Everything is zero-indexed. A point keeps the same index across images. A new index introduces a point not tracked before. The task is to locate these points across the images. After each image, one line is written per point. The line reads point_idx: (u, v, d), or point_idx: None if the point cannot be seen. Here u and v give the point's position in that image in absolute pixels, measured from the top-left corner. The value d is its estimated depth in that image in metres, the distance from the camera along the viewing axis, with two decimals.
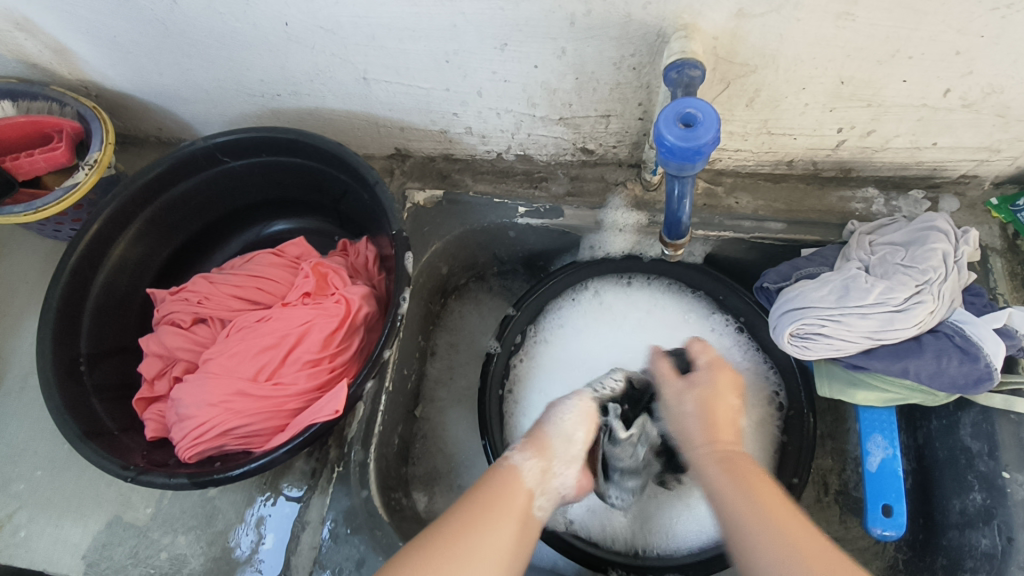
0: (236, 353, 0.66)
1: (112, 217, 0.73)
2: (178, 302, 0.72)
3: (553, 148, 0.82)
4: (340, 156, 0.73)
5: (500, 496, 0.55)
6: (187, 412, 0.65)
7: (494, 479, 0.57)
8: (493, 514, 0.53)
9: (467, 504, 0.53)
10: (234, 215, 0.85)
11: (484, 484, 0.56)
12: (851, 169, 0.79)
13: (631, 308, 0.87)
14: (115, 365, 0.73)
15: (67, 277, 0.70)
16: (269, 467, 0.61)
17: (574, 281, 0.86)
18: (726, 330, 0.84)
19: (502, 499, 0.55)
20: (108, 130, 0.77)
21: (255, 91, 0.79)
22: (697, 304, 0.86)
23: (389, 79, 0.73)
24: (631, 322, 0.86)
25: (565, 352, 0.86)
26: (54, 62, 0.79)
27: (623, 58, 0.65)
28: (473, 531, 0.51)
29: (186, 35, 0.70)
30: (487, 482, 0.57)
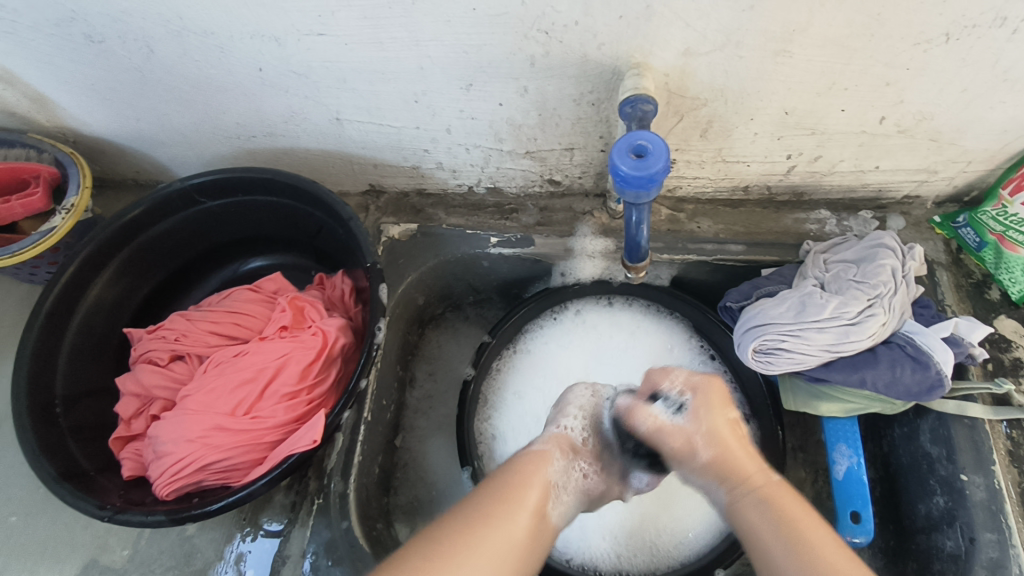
0: (214, 388, 0.67)
1: (88, 260, 0.74)
2: (156, 340, 0.73)
3: (522, 181, 0.86)
4: (314, 193, 0.76)
5: (522, 488, 0.58)
6: (165, 449, 0.65)
7: (500, 481, 0.59)
8: (501, 510, 0.56)
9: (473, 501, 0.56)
10: (212, 254, 0.86)
11: (501, 480, 0.59)
12: (804, 192, 0.83)
13: (613, 329, 0.89)
14: (93, 405, 0.73)
15: (43, 319, 0.70)
16: (248, 500, 0.62)
17: (549, 305, 0.89)
18: (702, 352, 0.87)
19: (508, 500, 0.57)
20: (85, 175, 0.79)
21: (230, 133, 0.81)
22: (673, 329, 0.89)
23: (361, 119, 0.76)
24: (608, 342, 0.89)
25: (545, 369, 0.89)
26: (30, 109, 0.80)
27: (582, 94, 0.69)
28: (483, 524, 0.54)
29: (161, 81, 0.73)
30: (492, 484, 0.59)
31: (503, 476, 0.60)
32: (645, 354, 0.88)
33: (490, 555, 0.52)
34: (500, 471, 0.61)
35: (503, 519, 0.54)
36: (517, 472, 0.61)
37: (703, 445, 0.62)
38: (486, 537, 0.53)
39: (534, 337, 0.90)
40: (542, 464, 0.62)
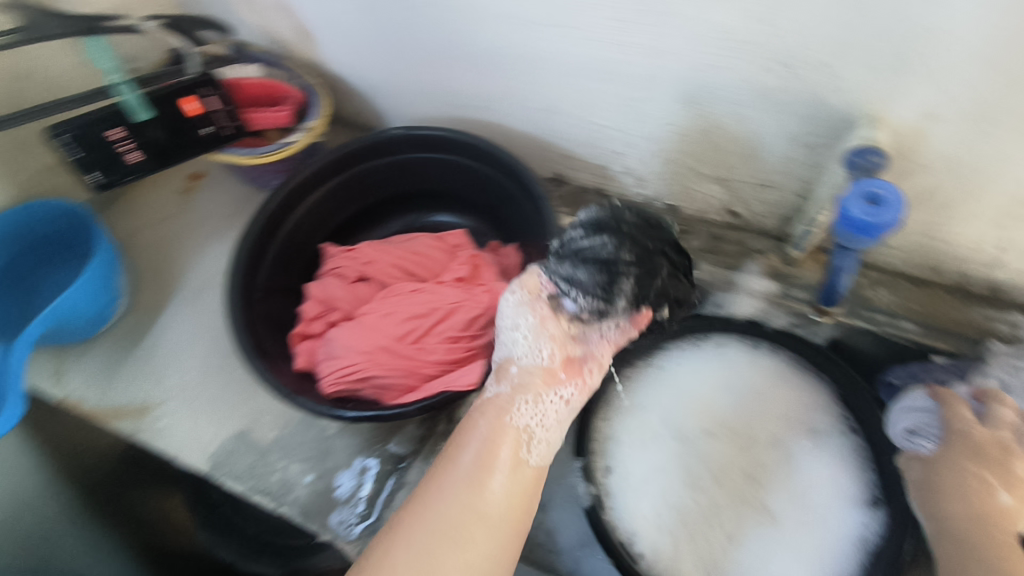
0: (389, 313, 0.75)
1: (310, 177, 0.84)
2: (348, 259, 0.82)
3: (703, 205, 0.88)
4: (513, 168, 0.81)
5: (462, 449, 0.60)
6: (337, 352, 0.73)
7: (461, 451, 0.60)
8: (471, 485, 0.57)
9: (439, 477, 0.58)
10: (402, 200, 0.95)
11: (458, 447, 0.61)
12: (1001, 290, 0.79)
13: (751, 371, 0.88)
14: (281, 301, 0.83)
15: (265, 216, 0.81)
16: (399, 419, 0.67)
17: (696, 329, 0.89)
18: (843, 421, 0.84)
19: (464, 473, 0.58)
20: (326, 105, 0.90)
21: (449, 98, 0.89)
22: (816, 389, 0.86)
23: (574, 111, 0.81)
24: (744, 382, 0.88)
25: (674, 391, 0.89)
26: (295, 40, 0.92)
27: (801, 134, 0.69)
28: (449, 504, 0.56)
29: (411, 40, 0.82)
30: (459, 453, 0.60)
31: (457, 446, 0.61)
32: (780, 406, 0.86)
33: (477, 542, 0.54)
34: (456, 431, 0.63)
35: (475, 494, 0.57)
36: (462, 436, 0.62)
37: (968, 454, 0.63)
38: (461, 519, 0.55)
39: (671, 356, 0.90)
40: (503, 416, 0.63)
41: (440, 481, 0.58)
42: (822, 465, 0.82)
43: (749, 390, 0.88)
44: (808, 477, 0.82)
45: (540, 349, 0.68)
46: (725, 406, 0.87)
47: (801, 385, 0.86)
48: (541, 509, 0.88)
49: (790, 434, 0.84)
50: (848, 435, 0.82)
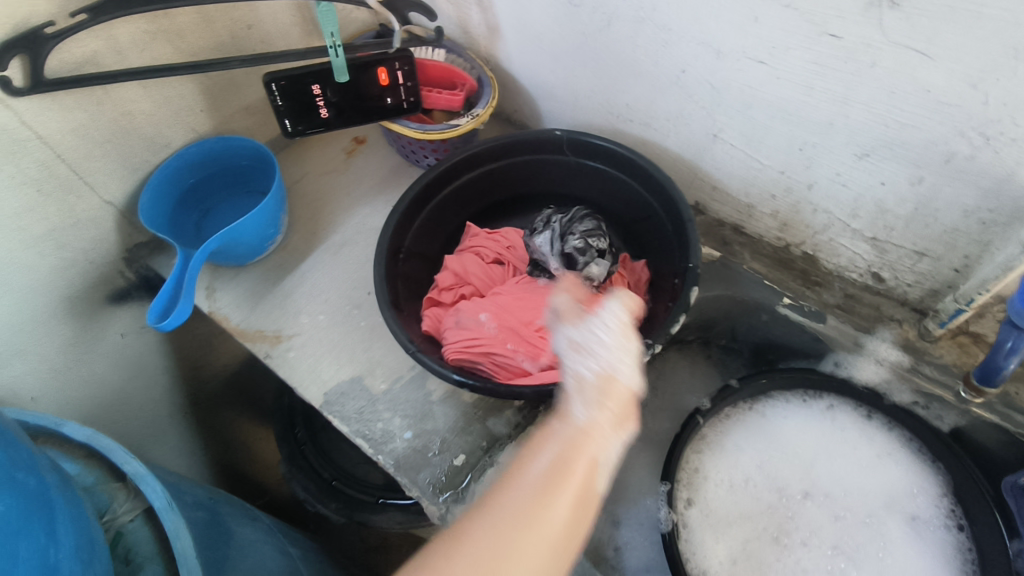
0: (521, 299, 0.78)
1: (470, 158, 0.89)
2: (488, 240, 0.86)
3: (845, 261, 0.86)
4: (665, 188, 0.83)
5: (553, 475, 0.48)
6: (466, 324, 0.77)
7: (534, 451, 0.51)
8: (538, 495, 0.46)
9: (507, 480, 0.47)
10: (542, 198, 0.99)
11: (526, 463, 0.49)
12: None
13: (859, 440, 0.87)
14: (418, 266, 0.89)
15: (424, 185, 0.86)
16: (512, 397, 0.70)
17: (808, 385, 0.88)
18: (949, 516, 0.80)
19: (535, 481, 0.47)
20: (494, 98, 0.95)
21: (614, 111, 0.93)
22: (927, 477, 0.82)
23: (737, 144, 0.83)
24: (847, 453, 0.86)
25: (772, 443, 0.88)
26: (480, 33, 0.99)
27: (977, 209, 0.68)
28: (511, 517, 0.44)
29: (593, 51, 0.86)
30: (535, 456, 0.50)
31: (536, 447, 0.52)
32: (882, 484, 0.84)
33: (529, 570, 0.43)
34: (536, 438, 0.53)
35: (538, 517, 0.45)
36: (567, 460, 0.51)
37: None
38: (518, 545, 0.43)
39: (777, 407, 0.90)
40: (583, 442, 0.52)
41: (506, 490, 0.47)
42: (917, 557, 0.79)
43: (852, 461, 0.86)
44: (902, 566, 0.79)
45: (608, 331, 0.59)
46: (824, 470, 0.86)
47: (908, 467, 0.83)
48: (613, 524, 0.89)
49: (888, 516, 0.82)
50: (953, 531, 0.79)
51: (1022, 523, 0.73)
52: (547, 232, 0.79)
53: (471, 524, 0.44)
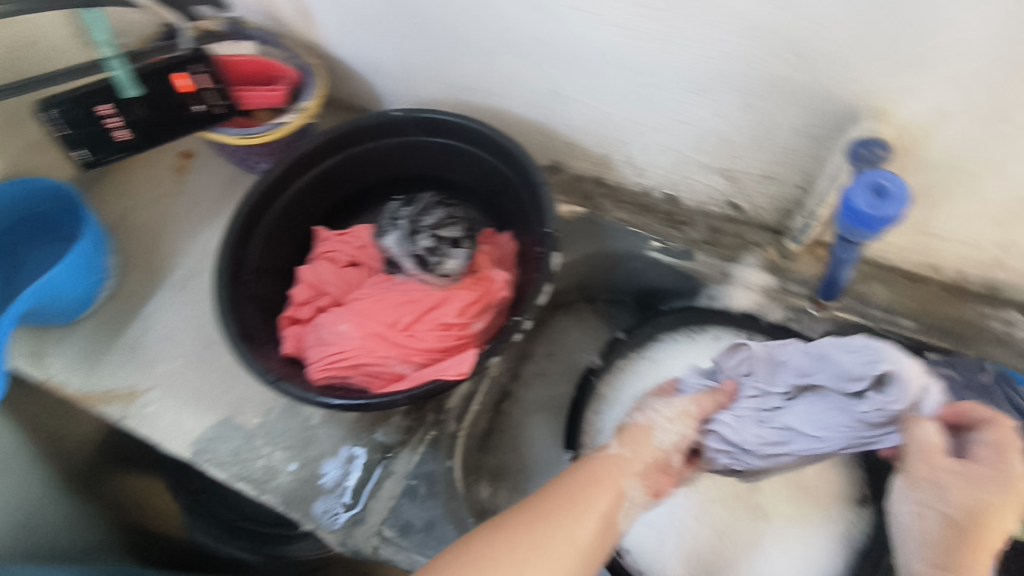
0: (382, 300, 0.72)
1: (305, 155, 0.81)
2: (340, 243, 0.80)
3: (703, 196, 0.86)
4: (515, 155, 0.79)
5: (584, 489, 0.61)
6: (327, 338, 0.71)
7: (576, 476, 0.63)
8: (576, 505, 0.59)
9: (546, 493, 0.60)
10: (396, 184, 0.92)
11: (568, 478, 0.62)
12: (998, 289, 0.78)
13: None
14: (271, 284, 0.81)
15: (258, 196, 0.78)
16: (388, 407, 0.66)
17: (690, 322, 0.90)
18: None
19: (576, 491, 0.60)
20: (321, 86, 0.87)
21: (453, 81, 0.87)
22: None
23: (579, 97, 0.80)
24: None
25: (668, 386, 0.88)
26: (292, 17, 0.89)
27: (807, 126, 0.68)
28: (550, 517, 0.57)
29: (415, 20, 0.79)
30: (571, 476, 0.63)
31: (581, 470, 0.63)
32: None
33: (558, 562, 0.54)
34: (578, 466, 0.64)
35: (575, 525, 0.57)
36: (586, 474, 0.63)
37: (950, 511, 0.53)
38: (547, 535, 0.55)
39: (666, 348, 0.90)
40: (614, 472, 0.63)
41: (537, 508, 0.57)
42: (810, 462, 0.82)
43: None
44: (805, 474, 0.80)
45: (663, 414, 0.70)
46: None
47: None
48: None
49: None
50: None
51: None
52: (394, 231, 0.75)
53: (518, 511, 0.58)
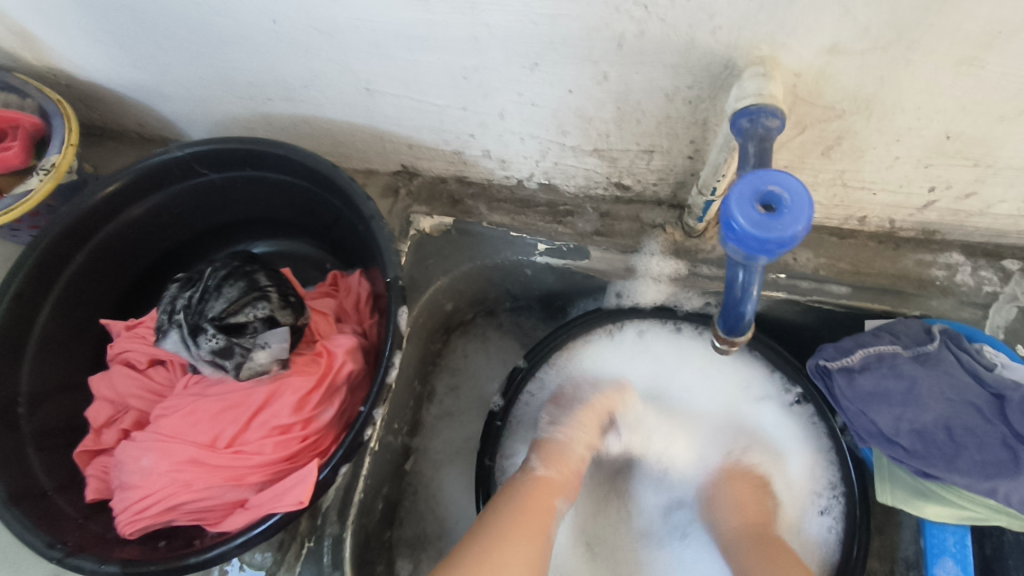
0: (192, 413, 0.56)
1: (66, 231, 0.62)
2: (133, 339, 0.62)
3: (583, 180, 0.71)
4: (333, 178, 0.62)
5: (522, 509, 0.59)
6: (131, 480, 0.55)
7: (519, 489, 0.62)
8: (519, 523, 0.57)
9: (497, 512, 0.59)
10: (213, 231, 0.74)
11: (504, 501, 0.60)
12: (935, 231, 0.66)
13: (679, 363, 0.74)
14: (64, 405, 0.64)
15: (10, 301, 0.59)
16: (220, 560, 0.51)
17: (605, 322, 0.73)
18: (783, 399, 0.71)
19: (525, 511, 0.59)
20: (72, 130, 0.68)
21: (243, 93, 0.68)
22: (757, 380, 0.72)
23: (397, 92, 0.62)
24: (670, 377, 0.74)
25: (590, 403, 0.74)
26: (16, 45, 0.68)
27: (678, 89, 0.53)
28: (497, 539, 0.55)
29: (159, 24, 0.60)
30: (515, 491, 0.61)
31: (516, 491, 0.61)
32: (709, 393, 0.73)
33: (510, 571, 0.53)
34: (515, 488, 0.62)
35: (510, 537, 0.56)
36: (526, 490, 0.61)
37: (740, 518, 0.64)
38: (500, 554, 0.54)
39: (583, 355, 0.74)
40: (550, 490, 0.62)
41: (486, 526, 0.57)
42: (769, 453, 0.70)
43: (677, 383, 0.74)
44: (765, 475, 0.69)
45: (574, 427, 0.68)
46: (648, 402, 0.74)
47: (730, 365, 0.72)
48: None
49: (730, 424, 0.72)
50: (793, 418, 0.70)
51: (836, 405, 0.64)
52: (174, 330, 0.56)
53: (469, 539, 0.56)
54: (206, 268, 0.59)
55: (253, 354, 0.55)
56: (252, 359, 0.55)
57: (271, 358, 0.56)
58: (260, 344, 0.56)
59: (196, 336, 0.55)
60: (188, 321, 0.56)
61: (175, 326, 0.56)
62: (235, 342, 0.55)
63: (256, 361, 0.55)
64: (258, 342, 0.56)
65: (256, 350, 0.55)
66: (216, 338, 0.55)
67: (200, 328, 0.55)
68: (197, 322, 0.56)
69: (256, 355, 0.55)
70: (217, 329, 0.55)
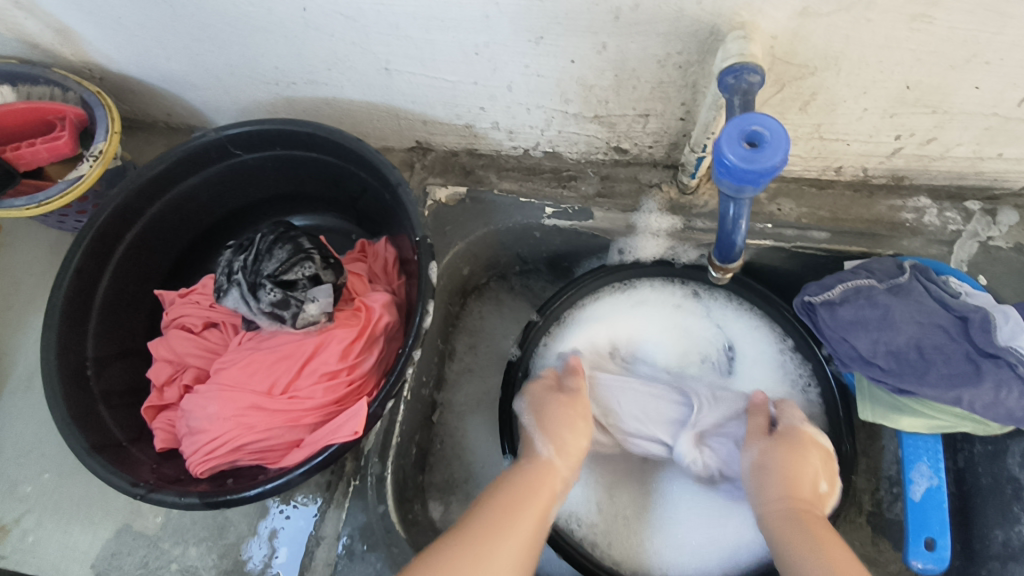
0: (248, 365, 0.63)
1: (119, 211, 0.68)
2: (188, 304, 0.69)
3: (584, 146, 0.77)
4: (360, 153, 0.68)
5: (530, 494, 0.55)
6: (199, 426, 0.62)
7: (519, 479, 0.57)
8: (518, 508, 0.53)
9: (488, 503, 0.53)
10: (245, 210, 0.80)
11: (513, 483, 0.56)
12: (904, 177, 0.74)
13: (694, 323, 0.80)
14: (125, 368, 0.70)
15: (72, 276, 0.65)
16: (285, 488, 0.58)
17: (613, 279, 0.80)
18: (778, 350, 0.78)
19: (530, 492, 0.55)
20: (114, 119, 0.74)
21: (269, 79, 0.74)
22: (758, 328, 0.79)
23: (413, 70, 0.68)
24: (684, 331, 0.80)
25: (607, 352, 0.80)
26: (55, 42, 0.74)
27: (670, 55, 0.59)
28: (498, 528, 0.50)
29: (195, 18, 0.65)
30: (513, 479, 0.57)
31: (517, 478, 0.57)
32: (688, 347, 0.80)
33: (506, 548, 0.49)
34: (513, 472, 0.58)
35: (506, 525, 0.51)
36: (527, 480, 0.57)
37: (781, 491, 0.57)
38: (502, 538, 0.50)
39: (592, 313, 0.81)
40: (550, 475, 0.58)
41: (476, 517, 0.51)
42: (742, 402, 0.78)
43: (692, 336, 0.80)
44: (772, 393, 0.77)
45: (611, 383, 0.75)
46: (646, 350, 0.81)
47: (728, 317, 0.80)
48: None
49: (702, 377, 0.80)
50: (796, 363, 0.77)
51: (822, 336, 0.72)
52: (234, 287, 0.63)
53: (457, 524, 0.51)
54: (254, 234, 0.65)
55: (307, 304, 0.62)
56: (306, 309, 0.62)
57: (320, 308, 0.62)
58: (312, 296, 0.62)
59: (255, 292, 0.62)
60: (246, 278, 0.62)
61: (235, 285, 0.63)
62: (290, 294, 0.62)
63: (310, 312, 0.62)
64: (309, 293, 0.62)
65: (309, 300, 0.62)
66: (272, 292, 0.61)
67: (259, 285, 0.62)
68: (255, 279, 0.62)
69: (309, 306, 0.62)
70: (273, 284, 0.62)
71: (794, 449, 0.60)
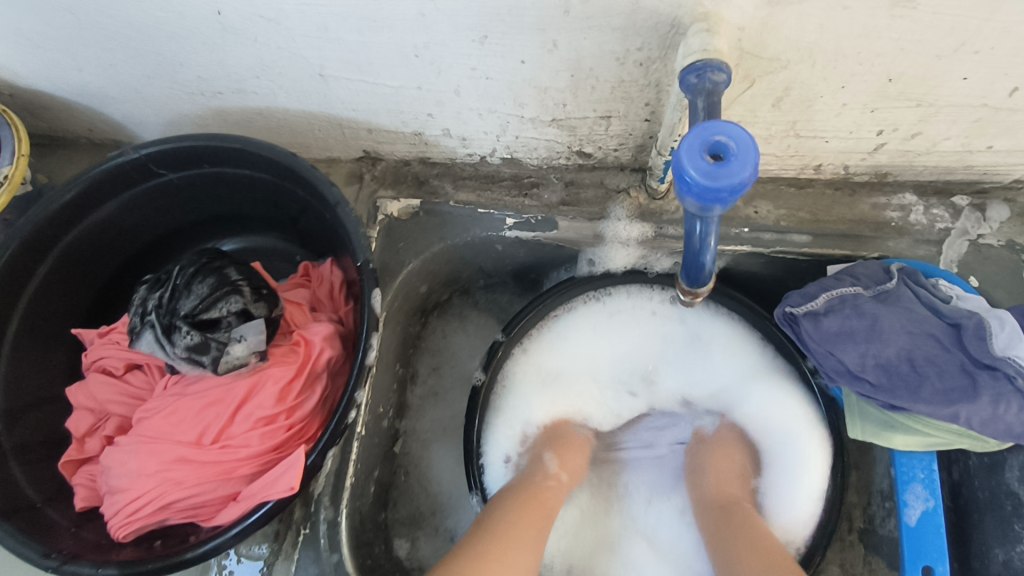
0: (175, 412, 0.56)
1: (26, 244, 0.61)
2: (108, 345, 0.63)
3: (545, 151, 0.71)
4: (295, 169, 0.62)
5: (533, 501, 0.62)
6: (119, 484, 0.55)
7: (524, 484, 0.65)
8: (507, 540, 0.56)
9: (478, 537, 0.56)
10: (177, 233, 0.74)
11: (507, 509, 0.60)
12: (888, 173, 0.68)
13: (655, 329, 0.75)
14: (44, 417, 0.63)
15: None
16: (215, 553, 0.52)
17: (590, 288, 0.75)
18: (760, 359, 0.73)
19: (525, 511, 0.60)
20: (20, 140, 0.67)
21: (193, 89, 0.67)
22: (737, 335, 0.74)
23: (349, 76, 0.62)
24: (644, 336, 0.75)
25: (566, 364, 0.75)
26: None
27: (628, 52, 0.53)
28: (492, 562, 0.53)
29: (100, 25, 0.58)
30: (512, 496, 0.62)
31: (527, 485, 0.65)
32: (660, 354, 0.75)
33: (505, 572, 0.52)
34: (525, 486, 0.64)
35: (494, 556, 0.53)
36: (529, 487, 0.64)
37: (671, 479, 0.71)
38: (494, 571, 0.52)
39: (562, 326, 0.75)
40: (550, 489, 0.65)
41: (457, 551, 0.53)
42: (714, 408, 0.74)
43: (652, 342, 0.75)
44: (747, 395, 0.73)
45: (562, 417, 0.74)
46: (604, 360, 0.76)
47: (708, 325, 0.74)
48: (453, 541, 0.77)
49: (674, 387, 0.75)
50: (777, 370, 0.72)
51: (805, 349, 0.67)
52: (148, 330, 0.57)
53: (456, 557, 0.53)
54: (174, 267, 0.60)
55: (233, 343, 0.56)
56: (232, 350, 0.56)
57: (250, 346, 0.57)
58: (236, 335, 0.57)
59: (172, 336, 0.56)
60: (162, 320, 0.57)
61: (148, 327, 0.57)
62: (211, 335, 0.57)
63: (237, 352, 0.56)
64: (232, 330, 0.57)
65: (233, 341, 0.56)
66: (190, 332, 0.56)
67: (174, 326, 0.56)
68: (171, 320, 0.57)
69: (234, 347, 0.56)
70: (191, 323, 0.56)
71: (726, 451, 0.70)
